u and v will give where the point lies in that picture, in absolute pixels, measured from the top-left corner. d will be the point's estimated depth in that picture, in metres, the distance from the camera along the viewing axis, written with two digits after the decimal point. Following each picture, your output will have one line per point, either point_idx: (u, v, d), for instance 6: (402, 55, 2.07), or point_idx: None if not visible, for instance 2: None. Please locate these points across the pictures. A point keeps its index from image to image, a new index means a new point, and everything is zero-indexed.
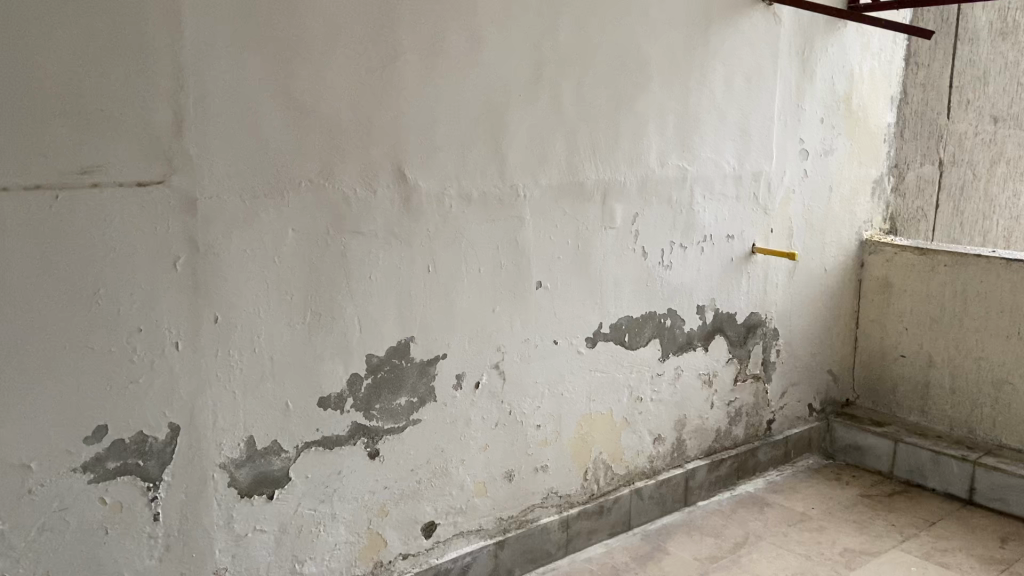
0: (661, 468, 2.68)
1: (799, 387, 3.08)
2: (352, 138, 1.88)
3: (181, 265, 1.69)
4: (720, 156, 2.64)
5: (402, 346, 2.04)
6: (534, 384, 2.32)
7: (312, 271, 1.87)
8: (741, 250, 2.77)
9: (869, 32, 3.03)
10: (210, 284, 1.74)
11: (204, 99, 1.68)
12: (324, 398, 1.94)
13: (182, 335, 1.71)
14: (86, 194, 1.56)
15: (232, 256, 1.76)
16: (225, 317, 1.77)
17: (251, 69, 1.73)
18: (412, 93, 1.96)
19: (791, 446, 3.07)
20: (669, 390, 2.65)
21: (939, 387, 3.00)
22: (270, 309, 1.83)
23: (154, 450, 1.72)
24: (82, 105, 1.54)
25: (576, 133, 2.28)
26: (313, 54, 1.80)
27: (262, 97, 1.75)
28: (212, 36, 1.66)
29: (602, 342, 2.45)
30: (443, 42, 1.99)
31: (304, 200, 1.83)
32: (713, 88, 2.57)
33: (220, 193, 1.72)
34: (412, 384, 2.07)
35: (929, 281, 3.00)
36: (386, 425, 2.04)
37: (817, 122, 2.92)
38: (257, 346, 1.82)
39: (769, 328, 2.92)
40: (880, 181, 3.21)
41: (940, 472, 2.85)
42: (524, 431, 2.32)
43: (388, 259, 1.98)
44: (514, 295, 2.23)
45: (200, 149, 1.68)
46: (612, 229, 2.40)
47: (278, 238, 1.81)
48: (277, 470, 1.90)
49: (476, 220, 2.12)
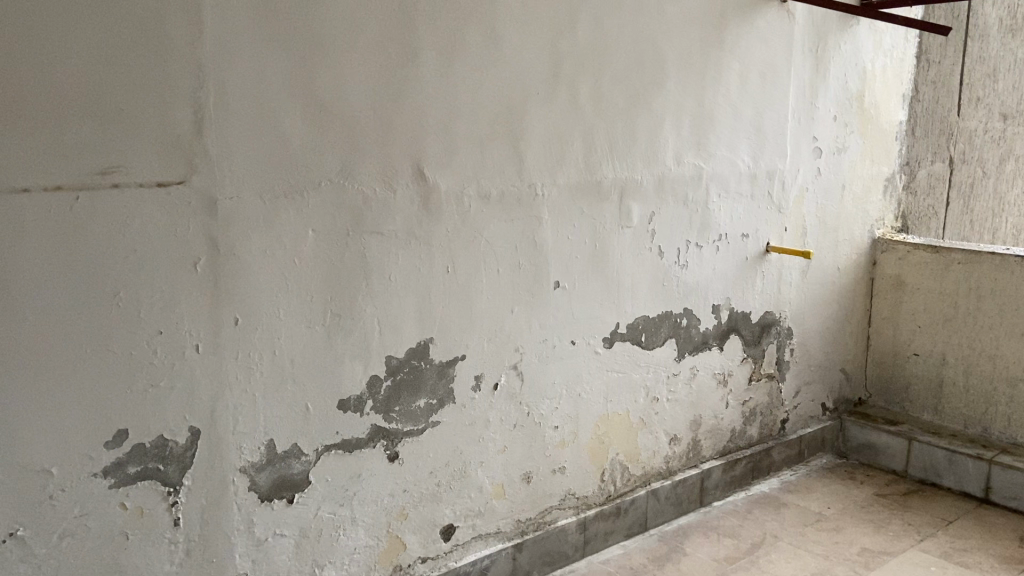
0: (677, 468, 2.66)
1: (812, 386, 3.07)
2: (371, 138, 1.86)
3: (202, 267, 1.67)
4: (735, 154, 2.62)
5: (421, 347, 2.02)
6: (552, 385, 2.30)
7: (332, 272, 1.85)
8: (755, 249, 2.75)
9: (881, 29, 3.02)
10: (231, 285, 1.71)
11: (224, 98, 1.65)
12: (344, 401, 1.91)
13: (202, 337, 1.69)
14: (107, 195, 1.54)
15: (252, 257, 1.73)
16: (245, 319, 1.74)
17: (270, 67, 1.70)
18: (431, 91, 1.93)
19: (805, 445, 3.06)
20: (684, 390, 2.63)
21: (953, 385, 2.99)
22: (290, 311, 1.80)
23: (175, 454, 1.69)
24: (104, 105, 1.51)
25: (594, 131, 2.26)
26: (334, 52, 1.78)
27: (282, 96, 1.73)
28: (232, 34, 1.64)
29: (620, 342, 2.43)
30: (462, 39, 1.97)
31: (324, 200, 1.81)
32: (728, 86, 2.56)
33: (240, 193, 1.70)
34: (431, 386, 2.05)
35: (942, 279, 2.99)
36: (405, 427, 2.02)
37: (830, 120, 2.91)
38: (277, 348, 1.80)
39: (783, 326, 2.91)
40: (892, 179, 3.20)
41: (955, 471, 2.84)
42: (542, 432, 2.30)
43: (407, 259, 1.96)
44: (532, 295, 2.21)
45: (220, 149, 1.66)
46: (629, 228, 2.38)
47: (298, 238, 1.79)
48: (298, 474, 1.87)
49: (495, 219, 2.10)
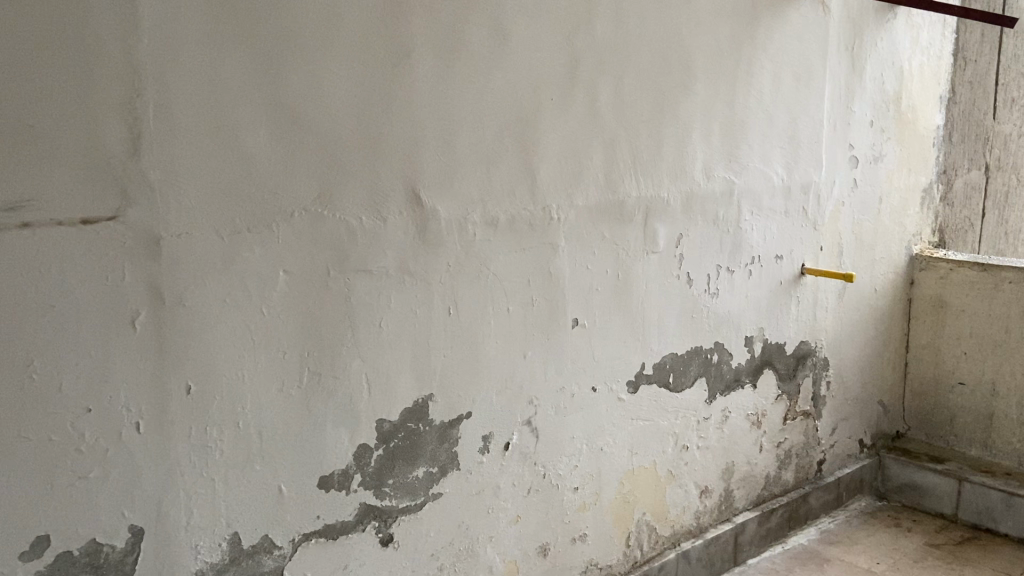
0: (709, 524, 2.33)
1: (849, 421, 2.76)
2: (355, 156, 1.51)
3: (141, 323, 1.31)
4: (769, 166, 2.31)
5: (419, 406, 1.68)
6: (571, 441, 1.96)
7: (309, 320, 1.50)
8: (789, 272, 2.43)
9: (918, 24, 2.73)
10: (179, 345, 1.35)
11: (167, 108, 1.29)
12: (326, 478, 1.56)
13: (144, 413, 1.33)
14: (12, 237, 1.17)
15: (206, 309, 1.37)
16: (200, 386, 1.39)
17: (227, 67, 1.35)
18: (428, 98, 1.59)
19: (843, 487, 2.74)
20: (716, 435, 2.31)
21: (1004, 417, 2.69)
22: (257, 374, 1.45)
23: (112, 561, 1.33)
24: (5, 119, 1.15)
25: (615, 143, 1.93)
26: (307, 47, 1.43)
27: (244, 106, 1.37)
28: (178, 27, 1.29)
29: (645, 385, 2.10)
30: (462, 35, 1.63)
31: (298, 234, 1.46)
32: (761, 87, 2.24)
33: (190, 227, 1.34)
34: (432, 452, 1.71)
35: (991, 301, 2.70)
36: (400, 503, 1.67)
37: (866, 125, 2.61)
38: (242, 421, 1.44)
39: (819, 357, 2.60)
40: (929, 189, 2.91)
41: (1013, 516, 2.55)
42: (560, 495, 1.96)
43: (400, 303, 1.61)
44: (547, 336, 1.87)
45: (163, 173, 1.30)
46: (655, 253, 2.05)
47: (266, 282, 1.44)
48: (269, 572, 1.51)
49: (503, 248, 1.76)
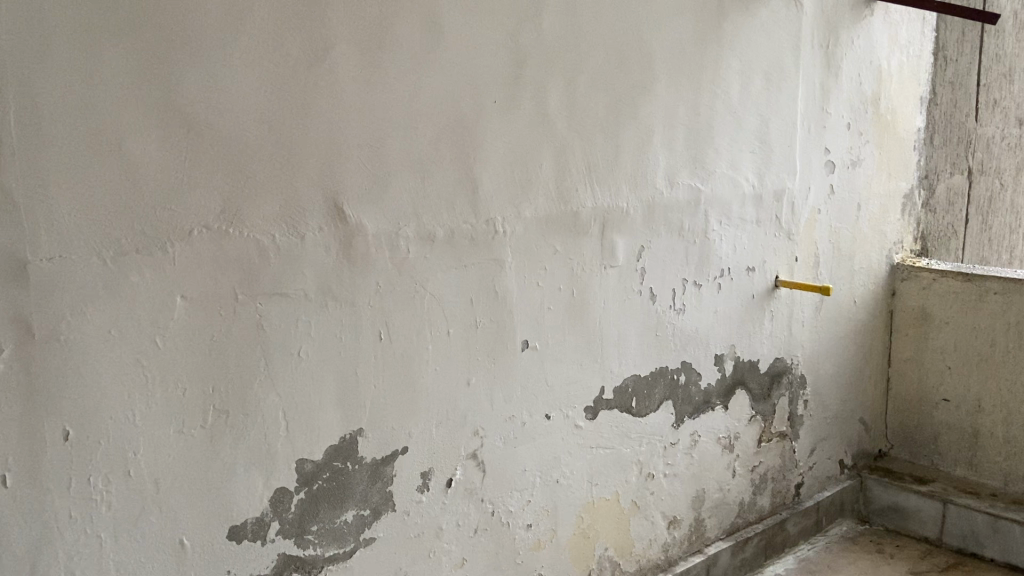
0: (678, 556, 2.18)
1: (828, 441, 2.62)
2: (264, 165, 1.35)
3: (6, 363, 1.13)
4: (739, 172, 2.16)
5: (346, 443, 1.51)
6: (522, 474, 1.80)
7: (213, 353, 1.33)
8: (762, 285, 2.28)
9: (896, 21, 2.60)
10: (55, 385, 1.18)
11: (33, 112, 1.12)
12: (237, 528, 1.39)
13: (12, 465, 1.15)
14: None
15: (87, 342, 1.20)
16: (82, 430, 1.21)
17: (108, 66, 1.18)
18: (351, 101, 1.43)
19: (823, 510, 2.60)
20: (684, 461, 2.15)
21: (990, 435, 2.55)
22: (152, 414, 1.28)
23: None
24: None
25: (567, 149, 1.77)
26: (205, 45, 1.26)
27: (128, 110, 1.20)
28: (44, 20, 1.11)
29: (605, 411, 1.94)
30: (391, 31, 1.47)
31: (197, 255, 1.29)
32: (728, 88, 2.09)
33: (65, 250, 1.17)
34: (362, 492, 1.54)
35: (975, 312, 2.56)
36: (327, 551, 1.50)
37: (843, 128, 2.46)
38: (134, 468, 1.27)
39: (795, 374, 2.45)
40: (909, 195, 2.77)
41: (1000, 541, 2.41)
42: (512, 534, 1.79)
43: (322, 330, 1.45)
44: (494, 361, 1.71)
45: (30, 188, 1.13)
46: (613, 267, 1.90)
47: (160, 309, 1.26)
48: None
49: (441, 266, 1.59)
